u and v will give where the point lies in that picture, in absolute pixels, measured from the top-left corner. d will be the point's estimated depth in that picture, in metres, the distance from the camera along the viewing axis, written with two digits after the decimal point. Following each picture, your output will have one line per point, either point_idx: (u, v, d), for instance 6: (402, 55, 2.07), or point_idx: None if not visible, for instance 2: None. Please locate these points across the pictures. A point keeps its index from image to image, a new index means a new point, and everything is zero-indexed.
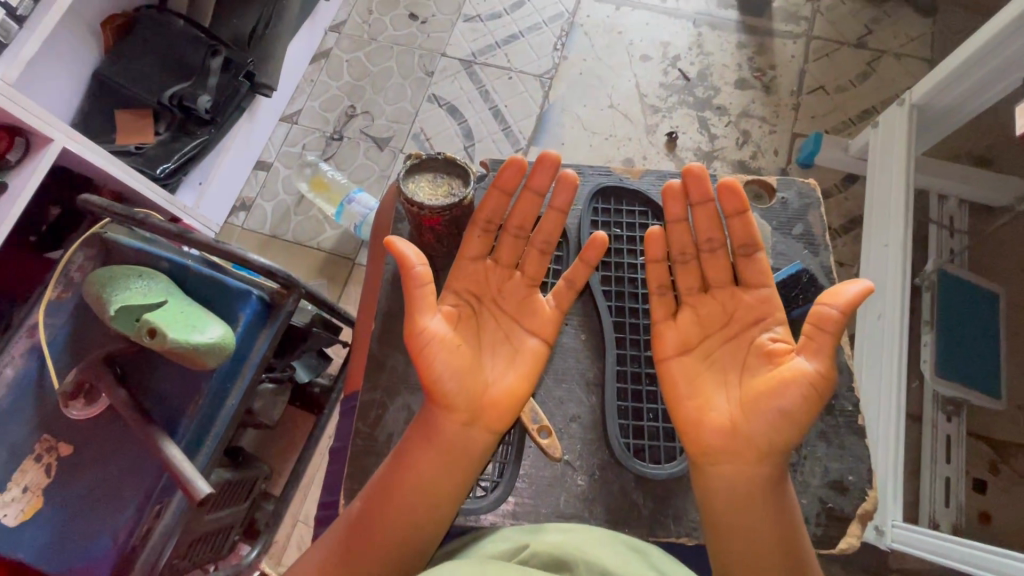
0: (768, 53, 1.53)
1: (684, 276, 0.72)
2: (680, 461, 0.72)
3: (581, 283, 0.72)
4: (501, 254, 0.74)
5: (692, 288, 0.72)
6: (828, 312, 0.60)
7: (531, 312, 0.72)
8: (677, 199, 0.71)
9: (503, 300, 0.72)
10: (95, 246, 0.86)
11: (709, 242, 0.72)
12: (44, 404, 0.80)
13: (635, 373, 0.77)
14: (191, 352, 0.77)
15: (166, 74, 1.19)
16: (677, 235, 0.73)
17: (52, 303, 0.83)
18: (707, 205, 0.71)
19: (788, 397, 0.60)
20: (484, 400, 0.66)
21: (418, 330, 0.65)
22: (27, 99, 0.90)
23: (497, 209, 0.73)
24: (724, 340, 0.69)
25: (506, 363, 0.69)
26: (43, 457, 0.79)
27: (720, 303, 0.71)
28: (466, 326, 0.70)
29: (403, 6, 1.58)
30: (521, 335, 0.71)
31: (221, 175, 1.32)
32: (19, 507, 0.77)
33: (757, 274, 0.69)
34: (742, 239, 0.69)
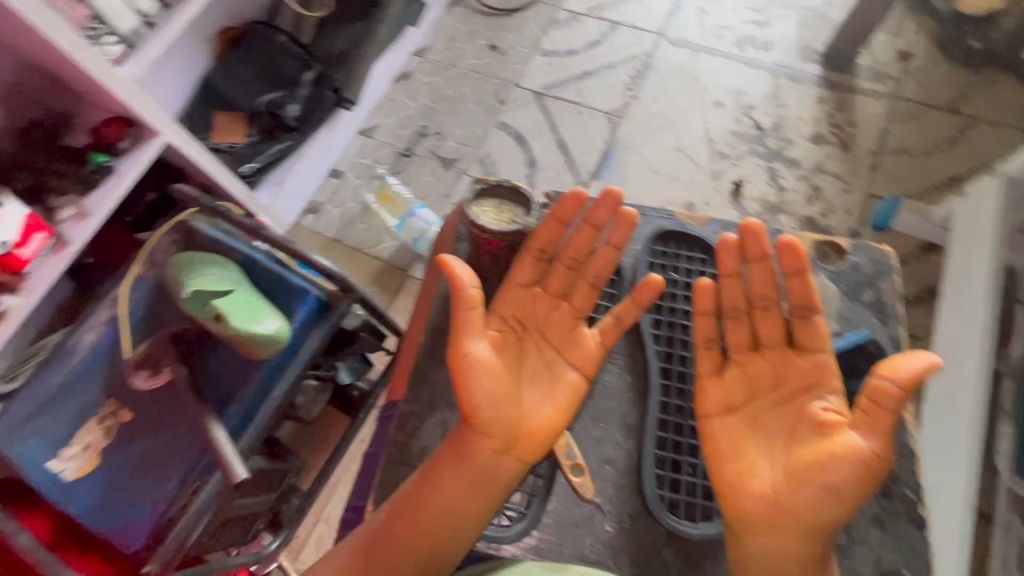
0: (849, 110, 1.49)
1: (734, 330, 0.69)
2: (716, 523, 0.69)
3: (628, 321, 0.72)
4: (550, 283, 0.75)
5: (742, 345, 0.69)
6: (886, 388, 0.56)
7: (574, 345, 0.72)
8: (733, 251, 0.68)
9: (548, 330, 0.73)
10: (179, 233, 0.91)
11: (765, 297, 0.68)
12: (113, 372, 0.86)
13: (677, 424, 0.75)
14: (249, 341, 0.82)
15: (263, 83, 1.31)
16: (733, 286, 0.69)
17: (134, 280, 0.88)
18: (766, 261, 0.68)
19: (837, 472, 0.57)
20: (517, 427, 0.66)
21: (461, 353, 0.66)
22: (145, 97, 1.00)
23: (552, 240, 0.74)
24: (772, 404, 0.66)
25: (548, 395, 0.69)
26: (105, 420, 0.84)
27: (771, 364, 0.67)
28: (511, 353, 0.71)
29: (485, 37, 1.65)
30: (564, 369, 0.71)
31: (297, 179, 1.41)
32: (78, 463, 0.82)
33: (813, 338, 0.65)
34: (802, 298, 0.66)
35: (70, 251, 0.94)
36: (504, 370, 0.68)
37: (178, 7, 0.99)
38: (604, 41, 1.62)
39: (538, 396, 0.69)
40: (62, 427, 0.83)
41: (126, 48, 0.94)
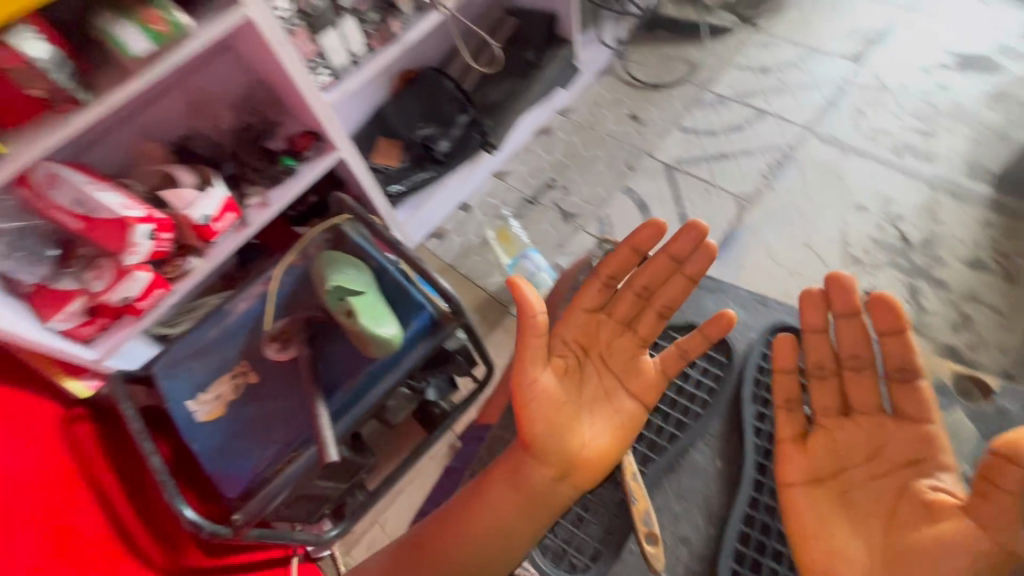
0: (1021, 240, 1.33)
1: (823, 394, 0.71)
2: None
3: (694, 355, 0.73)
4: (617, 309, 0.78)
5: (830, 409, 0.70)
6: (1001, 486, 0.53)
7: (636, 374, 0.74)
8: (821, 308, 0.71)
9: (611, 357, 0.75)
10: (330, 233, 1.04)
11: (857, 359, 0.70)
12: (253, 338, 1.00)
13: (764, 523, 0.72)
14: (368, 340, 0.92)
15: (424, 120, 1.49)
16: (819, 343, 0.72)
17: (288, 265, 1.02)
18: (855, 319, 0.70)
19: (951, 564, 0.55)
20: (576, 457, 0.69)
21: (526, 381, 0.68)
22: (334, 119, 1.16)
23: (624, 267, 0.76)
24: (866, 476, 0.65)
25: (606, 420, 0.72)
26: (236, 376, 0.97)
27: (864, 433, 0.68)
28: (571, 379, 0.73)
29: (629, 107, 1.74)
30: (622, 396, 0.74)
31: (432, 205, 1.57)
32: (207, 408, 0.95)
33: (914, 404, 0.66)
34: (898, 361, 0.67)
35: (246, 232, 1.12)
36: (564, 398, 0.70)
37: (379, 50, 1.17)
38: (747, 127, 1.63)
39: (596, 420, 0.72)
40: (205, 373, 0.97)
41: (334, 79, 1.12)
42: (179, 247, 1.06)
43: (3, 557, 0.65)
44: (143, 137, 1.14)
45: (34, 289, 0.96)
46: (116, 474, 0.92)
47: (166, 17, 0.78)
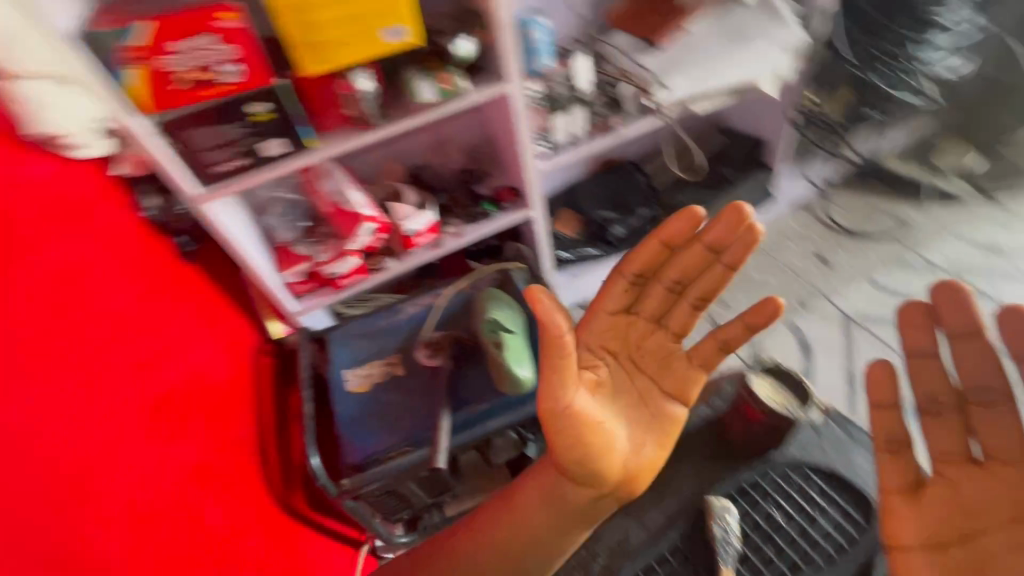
0: None
1: (935, 433, 0.65)
2: None
3: (733, 347, 0.74)
4: (647, 303, 0.76)
5: (952, 452, 0.64)
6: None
7: (669, 370, 0.76)
8: (924, 326, 0.65)
9: (642, 351, 0.77)
10: (500, 275, 1.18)
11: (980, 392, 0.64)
12: (412, 338, 1.15)
13: None
14: (505, 374, 1.01)
15: (608, 203, 1.61)
16: (930, 368, 0.66)
17: (458, 290, 1.17)
18: (973, 339, 0.63)
19: None
20: (609, 481, 0.71)
21: (557, 406, 0.67)
22: (539, 185, 1.30)
23: (651, 260, 0.73)
24: (1011, 542, 0.60)
25: (637, 421, 0.75)
26: (387, 364, 1.12)
27: (1000, 485, 0.62)
28: (597, 389, 0.73)
29: (816, 246, 1.66)
30: (644, 383, 0.76)
31: (590, 279, 1.65)
32: (357, 381, 1.10)
33: None
34: None
35: (436, 251, 1.31)
36: (590, 424, 0.69)
37: (597, 137, 1.28)
38: None
39: (631, 427, 0.74)
40: (367, 353, 1.14)
41: (547, 150, 1.26)
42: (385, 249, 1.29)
43: (187, 435, 0.87)
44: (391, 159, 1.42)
45: (281, 246, 1.24)
46: (273, 413, 1.14)
47: (453, 80, 1.01)
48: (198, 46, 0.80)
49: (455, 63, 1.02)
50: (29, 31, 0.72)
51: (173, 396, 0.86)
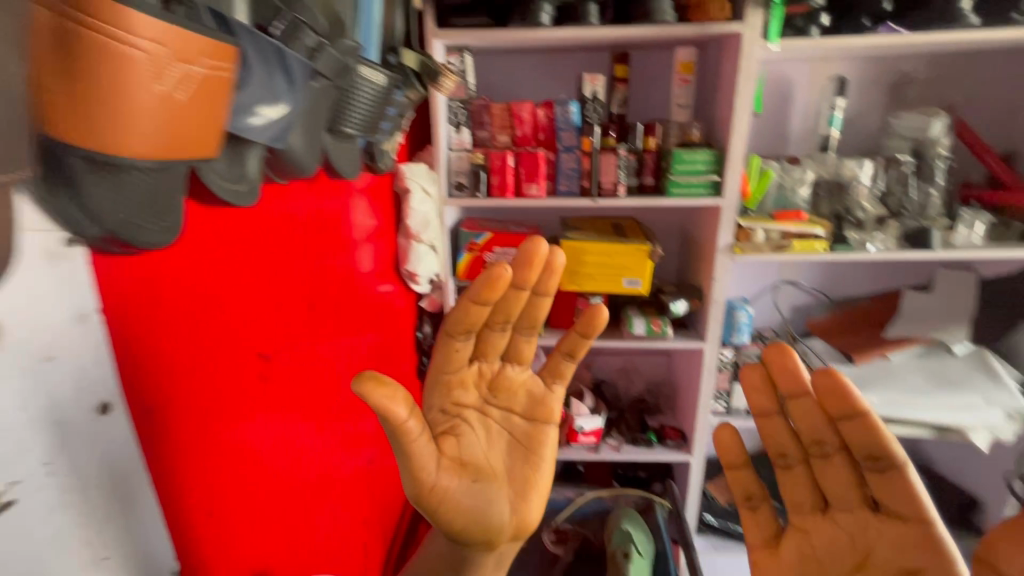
0: None
1: (792, 491, 0.57)
2: None
3: (577, 355, 0.67)
4: (486, 349, 0.67)
5: (802, 504, 0.57)
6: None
7: (533, 399, 0.68)
8: (765, 390, 0.57)
9: (496, 391, 0.68)
10: (643, 503, 1.28)
11: (822, 444, 0.55)
12: None
13: None
14: None
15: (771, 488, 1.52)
16: (776, 430, 0.57)
17: (596, 497, 1.30)
18: (806, 398, 0.54)
19: None
20: (496, 525, 0.63)
21: (424, 489, 0.60)
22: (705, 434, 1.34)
23: (472, 323, 0.62)
24: None
25: (520, 465, 0.66)
26: None
27: (846, 536, 0.54)
28: (464, 456, 0.64)
29: None
30: (517, 423, 0.68)
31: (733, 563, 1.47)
32: None
33: (901, 499, 0.52)
34: (867, 448, 0.52)
35: (593, 455, 1.37)
36: (458, 493, 0.61)
37: None
38: None
39: (513, 472, 0.66)
40: None
41: (721, 410, 1.37)
42: None
43: (369, 507, 0.97)
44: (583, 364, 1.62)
45: None
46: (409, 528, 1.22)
47: (661, 326, 1.27)
48: (509, 253, 1.24)
49: (670, 315, 1.28)
50: (435, 220, 1.21)
51: (371, 474, 0.98)
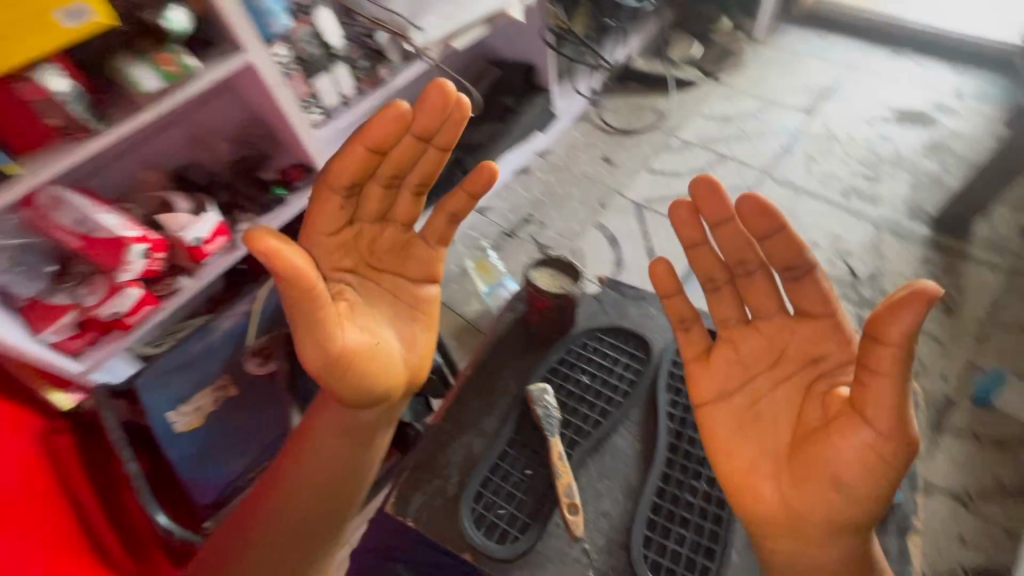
0: (957, 275, 1.42)
1: (719, 308, 0.61)
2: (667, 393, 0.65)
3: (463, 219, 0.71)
4: (367, 206, 0.68)
5: (729, 319, 0.60)
6: (884, 346, 0.44)
7: (408, 255, 0.72)
8: (692, 221, 0.59)
9: (379, 254, 0.70)
10: None
11: (745, 264, 0.60)
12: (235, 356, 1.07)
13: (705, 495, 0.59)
14: None
15: None
16: (704, 255, 0.61)
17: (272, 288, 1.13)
18: (732, 223, 0.58)
19: (843, 454, 0.48)
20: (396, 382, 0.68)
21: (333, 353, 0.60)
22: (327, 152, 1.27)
23: (358, 170, 0.64)
24: (773, 382, 0.56)
25: (407, 324, 0.72)
26: (216, 392, 1.04)
27: (766, 337, 0.58)
28: (359, 321, 0.66)
29: (601, 150, 1.83)
30: (400, 284, 0.72)
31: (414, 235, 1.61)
32: (185, 420, 1.00)
33: (813, 300, 0.56)
34: (786, 260, 0.56)
35: (236, 253, 1.19)
36: (370, 354, 0.64)
37: (367, 92, 1.25)
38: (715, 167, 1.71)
39: (402, 332, 0.71)
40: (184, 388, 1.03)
41: (324, 117, 1.19)
42: (172, 267, 1.12)
43: None
44: (144, 167, 1.21)
45: (30, 303, 1.02)
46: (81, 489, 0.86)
47: (176, 61, 0.87)
48: None
49: (175, 38, 0.87)
50: None
51: None
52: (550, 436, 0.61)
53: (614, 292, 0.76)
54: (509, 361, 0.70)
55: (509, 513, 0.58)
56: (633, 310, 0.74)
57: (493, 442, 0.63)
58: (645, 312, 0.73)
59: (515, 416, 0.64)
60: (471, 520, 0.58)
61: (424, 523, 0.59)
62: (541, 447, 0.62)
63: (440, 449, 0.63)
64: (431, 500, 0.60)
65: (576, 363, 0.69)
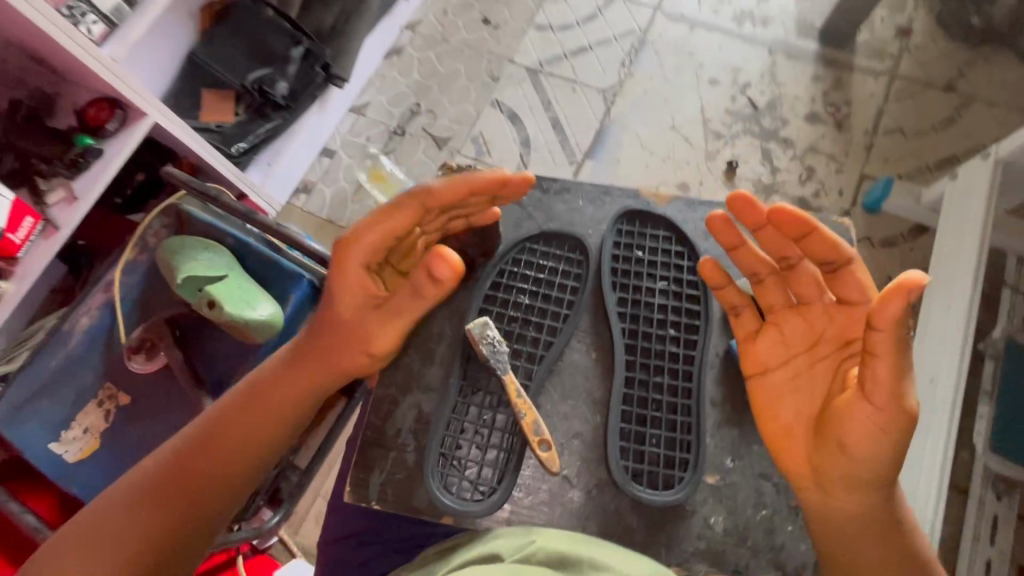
0: (845, 88, 1.44)
1: (763, 295, 0.55)
2: (613, 293, 0.60)
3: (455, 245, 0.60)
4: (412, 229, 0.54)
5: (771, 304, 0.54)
6: (877, 331, 0.43)
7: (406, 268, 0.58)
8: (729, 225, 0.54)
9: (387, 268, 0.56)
10: (172, 217, 0.95)
11: (787, 258, 0.54)
12: (112, 357, 0.89)
13: (671, 387, 0.56)
14: (243, 327, 0.81)
15: (249, 58, 1.24)
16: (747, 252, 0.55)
17: (128, 264, 0.93)
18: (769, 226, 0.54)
19: (856, 428, 0.46)
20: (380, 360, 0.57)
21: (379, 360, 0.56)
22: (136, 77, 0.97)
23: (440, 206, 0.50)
24: (808, 363, 0.51)
25: None
26: (104, 403, 0.88)
27: (813, 319, 0.52)
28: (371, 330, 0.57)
29: (477, 10, 1.57)
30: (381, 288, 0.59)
31: (289, 156, 1.39)
32: (78, 445, 0.85)
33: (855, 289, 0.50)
34: (827, 257, 0.51)
35: (60, 235, 0.93)
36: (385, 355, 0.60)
37: None
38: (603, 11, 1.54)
39: None
40: (62, 410, 0.86)
41: (107, 27, 0.89)
42: None
43: None
44: None
45: None
46: None
47: None
48: None
49: None
50: None
51: None
52: (501, 373, 0.53)
53: (536, 189, 0.66)
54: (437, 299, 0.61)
55: (479, 467, 0.53)
56: (558, 209, 0.65)
57: (443, 396, 0.56)
58: (572, 208, 0.65)
59: (460, 362, 0.57)
60: (438, 482, 0.52)
61: (391, 500, 0.53)
62: (496, 386, 0.55)
63: (386, 419, 0.56)
64: (393, 475, 0.54)
65: (510, 283, 0.60)
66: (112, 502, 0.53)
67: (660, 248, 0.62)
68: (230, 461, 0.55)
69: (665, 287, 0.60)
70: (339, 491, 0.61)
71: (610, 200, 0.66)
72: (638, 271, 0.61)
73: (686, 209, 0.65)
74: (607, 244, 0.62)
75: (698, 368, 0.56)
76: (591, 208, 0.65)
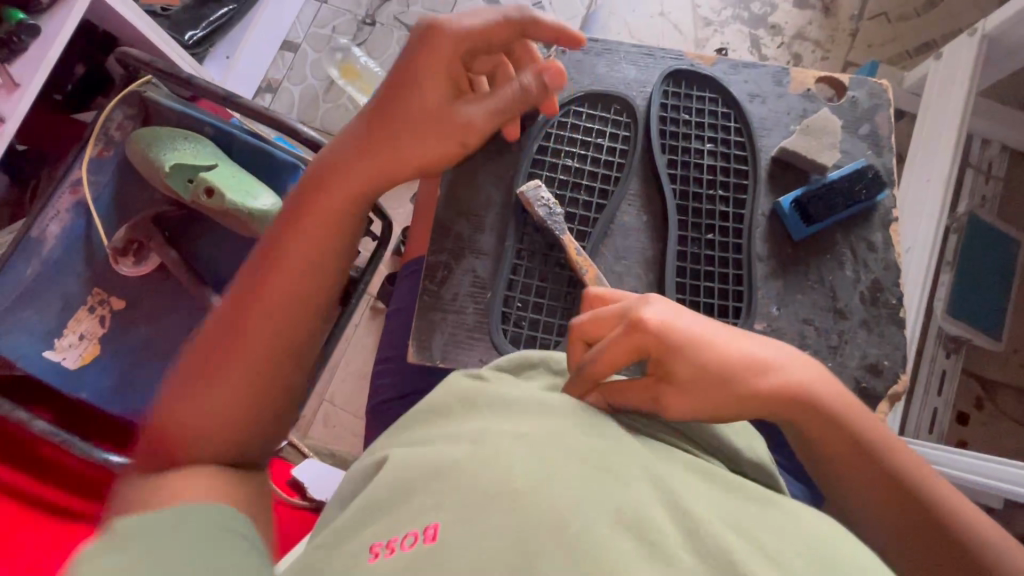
0: None
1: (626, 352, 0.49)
2: (664, 157, 0.61)
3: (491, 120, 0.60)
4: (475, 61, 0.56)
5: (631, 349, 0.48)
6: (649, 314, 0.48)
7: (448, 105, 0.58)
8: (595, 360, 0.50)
9: None
10: (134, 106, 0.85)
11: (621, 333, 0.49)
12: (96, 262, 0.83)
13: (721, 243, 0.59)
14: (244, 218, 0.76)
15: None
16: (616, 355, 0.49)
17: (93, 161, 0.83)
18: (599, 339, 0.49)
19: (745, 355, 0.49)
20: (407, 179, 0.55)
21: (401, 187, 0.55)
22: None
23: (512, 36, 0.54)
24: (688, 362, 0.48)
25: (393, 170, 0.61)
26: (95, 309, 0.82)
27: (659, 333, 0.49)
28: None
29: None
30: None
31: (249, 49, 1.25)
32: (77, 352, 0.80)
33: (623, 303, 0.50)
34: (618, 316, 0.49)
35: (6, 129, 0.82)
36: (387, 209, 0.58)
37: None
38: None
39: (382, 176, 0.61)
40: (51, 319, 0.81)
41: None
42: None
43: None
44: None
45: None
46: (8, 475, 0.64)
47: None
48: None
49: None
50: None
51: None
52: (561, 236, 0.58)
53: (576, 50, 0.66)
54: (481, 166, 0.63)
55: (539, 325, 0.58)
56: (600, 69, 0.65)
57: (498, 259, 0.60)
58: (613, 68, 0.65)
59: (514, 226, 0.60)
60: (501, 336, 0.57)
61: (453, 357, 0.57)
62: (552, 250, 0.60)
63: (442, 284, 0.60)
64: (453, 334, 0.58)
65: (558, 147, 0.62)
66: (205, 344, 0.49)
67: (706, 109, 0.63)
68: (316, 276, 0.52)
69: (713, 148, 0.61)
70: (398, 364, 0.63)
71: (655, 61, 0.66)
72: (686, 133, 0.62)
73: (730, 70, 0.65)
74: (655, 105, 0.62)
75: (747, 226, 0.59)
76: (635, 70, 0.65)
